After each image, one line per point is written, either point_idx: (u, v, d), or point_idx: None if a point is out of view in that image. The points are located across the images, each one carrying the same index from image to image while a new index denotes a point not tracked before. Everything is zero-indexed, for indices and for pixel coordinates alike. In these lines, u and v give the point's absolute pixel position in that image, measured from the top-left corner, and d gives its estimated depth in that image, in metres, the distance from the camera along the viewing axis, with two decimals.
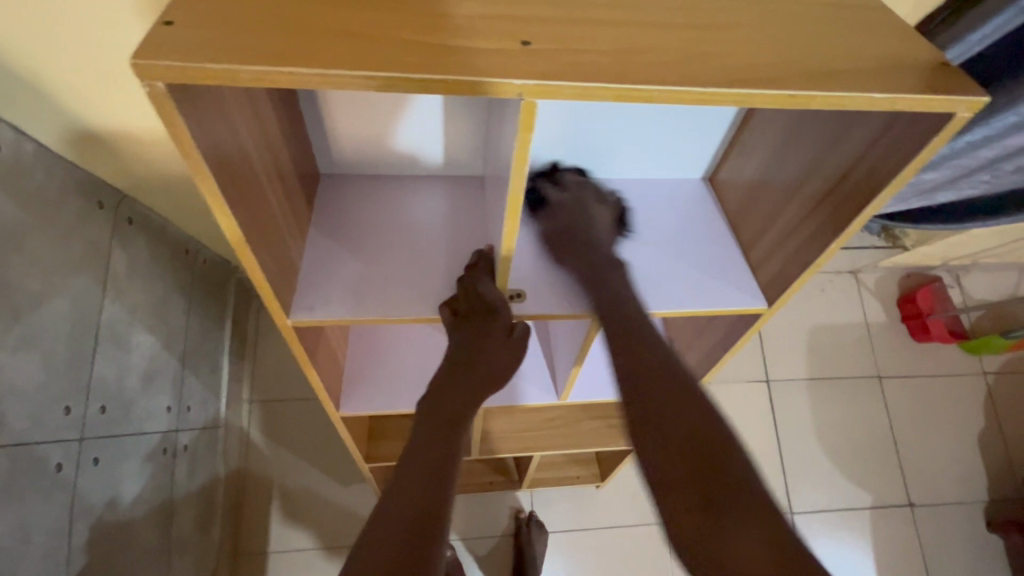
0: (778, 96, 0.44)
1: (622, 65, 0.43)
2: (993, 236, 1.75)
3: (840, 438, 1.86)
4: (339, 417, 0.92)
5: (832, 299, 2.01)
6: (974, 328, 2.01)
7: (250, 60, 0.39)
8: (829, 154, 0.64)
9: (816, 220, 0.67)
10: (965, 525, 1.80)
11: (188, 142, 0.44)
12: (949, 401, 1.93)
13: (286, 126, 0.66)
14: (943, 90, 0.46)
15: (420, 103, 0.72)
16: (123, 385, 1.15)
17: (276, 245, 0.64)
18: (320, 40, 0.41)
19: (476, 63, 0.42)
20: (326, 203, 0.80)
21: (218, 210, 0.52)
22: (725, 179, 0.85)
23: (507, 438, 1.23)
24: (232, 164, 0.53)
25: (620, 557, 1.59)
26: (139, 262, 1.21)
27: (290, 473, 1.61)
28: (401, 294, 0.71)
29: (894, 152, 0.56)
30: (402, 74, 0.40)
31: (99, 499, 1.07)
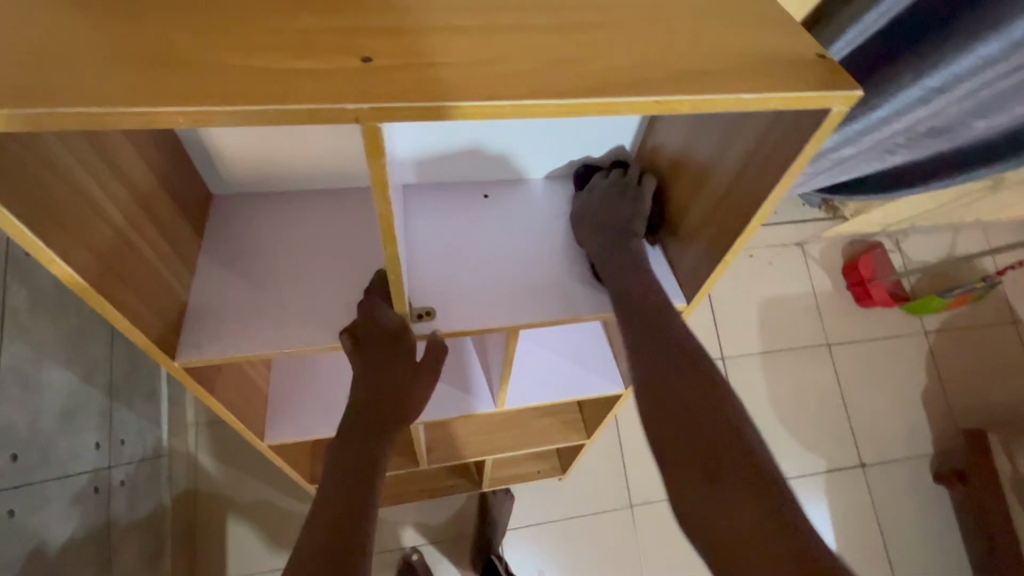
0: (643, 103, 0.42)
1: (471, 80, 0.40)
2: (925, 200, 1.79)
3: (794, 407, 1.91)
4: (264, 446, 0.88)
5: (780, 272, 2.04)
6: (915, 289, 2.07)
7: (32, 102, 0.34)
8: (728, 149, 0.63)
9: (722, 215, 0.66)
10: (915, 480, 1.88)
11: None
12: (894, 362, 2.00)
13: (151, 154, 0.61)
14: (816, 87, 0.44)
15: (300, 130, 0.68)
16: (37, 429, 1.07)
17: (149, 286, 0.59)
18: (123, 71, 0.37)
19: (305, 88, 0.38)
20: (221, 227, 0.75)
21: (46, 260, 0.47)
22: (641, 172, 0.83)
23: (457, 445, 1.21)
24: (62, 207, 0.48)
25: (587, 545, 1.60)
26: (44, 294, 1.12)
27: (244, 494, 1.56)
28: (298, 324, 0.67)
29: (784, 146, 0.54)
30: (217, 107, 0.36)
31: (21, 550, 1.01)
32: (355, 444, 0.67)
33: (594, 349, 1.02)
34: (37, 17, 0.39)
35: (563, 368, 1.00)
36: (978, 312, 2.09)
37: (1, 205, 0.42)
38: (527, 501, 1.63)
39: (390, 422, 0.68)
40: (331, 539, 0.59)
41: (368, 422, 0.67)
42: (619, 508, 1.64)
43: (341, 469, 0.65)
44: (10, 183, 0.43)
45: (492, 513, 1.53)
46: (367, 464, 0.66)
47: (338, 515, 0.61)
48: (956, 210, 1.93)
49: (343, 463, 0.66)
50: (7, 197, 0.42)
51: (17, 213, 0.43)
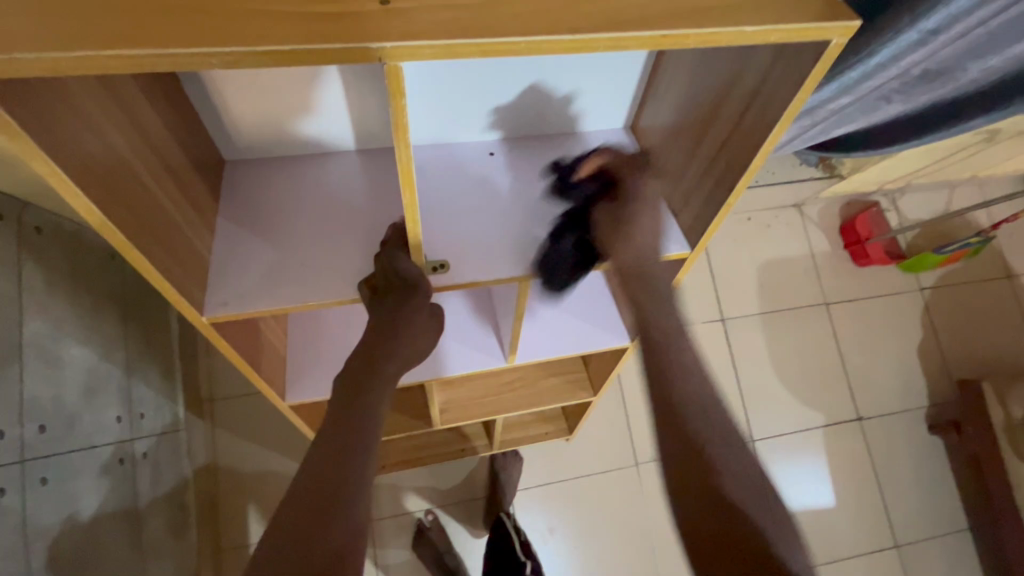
0: (649, 38, 0.43)
1: (486, 19, 0.42)
2: (921, 156, 1.81)
3: (793, 365, 1.96)
4: (285, 405, 0.91)
5: (778, 234, 2.07)
6: (911, 247, 2.10)
7: (76, 44, 0.36)
8: (731, 93, 0.64)
9: (724, 160, 0.68)
10: (909, 431, 1.94)
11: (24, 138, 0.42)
12: (890, 319, 2.04)
13: (167, 112, 0.62)
14: (814, 19, 0.46)
15: (325, 99, 0.70)
16: (62, 403, 1.10)
17: (173, 239, 0.61)
18: (156, 15, 0.38)
19: (328, 29, 0.39)
20: (235, 191, 0.77)
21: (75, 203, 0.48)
22: (643, 125, 0.85)
23: (468, 405, 1.25)
24: (91, 157, 0.49)
25: (595, 502, 1.66)
26: (58, 271, 1.14)
27: (262, 464, 1.61)
28: (317, 280, 0.70)
29: (782, 86, 0.56)
30: (250, 47, 0.38)
31: (57, 516, 1.05)
32: (352, 386, 0.67)
33: (600, 306, 1.05)
34: None
35: (570, 324, 1.03)
36: (973, 266, 2.12)
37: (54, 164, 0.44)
38: (536, 462, 1.68)
39: (389, 365, 0.68)
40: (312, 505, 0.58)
41: (368, 365, 0.68)
42: (626, 466, 1.70)
43: (336, 412, 0.65)
44: (49, 131, 0.44)
45: (503, 474, 1.57)
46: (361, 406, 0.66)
47: (329, 454, 0.61)
48: (951, 165, 1.95)
49: (338, 406, 0.66)
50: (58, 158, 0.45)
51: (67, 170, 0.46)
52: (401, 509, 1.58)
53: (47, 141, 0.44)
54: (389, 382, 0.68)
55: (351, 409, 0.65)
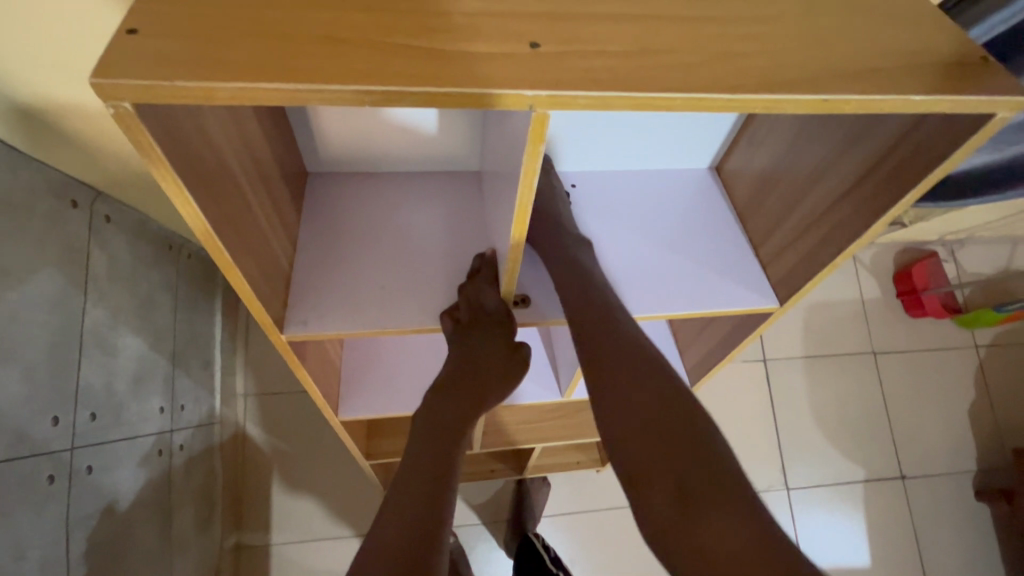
0: (809, 101, 0.41)
1: (637, 70, 0.39)
2: (991, 210, 1.73)
3: (835, 414, 1.88)
4: (338, 421, 0.90)
5: (829, 277, 2.00)
6: (969, 302, 2.01)
7: (228, 74, 0.35)
8: (848, 151, 0.61)
9: (832, 218, 0.64)
10: (953, 496, 1.85)
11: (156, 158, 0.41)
12: (941, 375, 1.96)
13: (269, 127, 0.62)
14: (985, 91, 0.42)
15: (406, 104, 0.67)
16: (112, 391, 1.11)
17: (264, 256, 0.60)
18: (308, 48, 0.37)
19: (481, 72, 0.37)
20: (317, 204, 0.76)
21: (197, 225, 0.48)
22: (731, 169, 0.82)
23: (509, 431, 1.22)
24: (211, 177, 0.49)
25: (622, 538, 1.62)
26: (121, 261, 1.16)
27: (289, 465, 1.61)
28: (396, 305, 0.68)
29: (918, 151, 0.53)
30: (400, 87, 0.36)
31: (97, 505, 1.05)
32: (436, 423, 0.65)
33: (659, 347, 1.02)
34: None
35: None
36: None
37: (180, 181, 0.43)
38: (564, 490, 1.64)
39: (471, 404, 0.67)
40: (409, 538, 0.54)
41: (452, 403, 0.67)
42: None
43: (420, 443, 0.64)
44: (178, 150, 0.43)
45: (531, 500, 1.54)
46: (449, 445, 0.64)
47: (416, 493, 0.58)
48: (1021, 221, 1.86)
49: (421, 443, 0.64)
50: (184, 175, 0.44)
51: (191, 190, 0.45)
52: None
53: (177, 160, 0.43)
54: (470, 416, 0.66)
55: (436, 446, 0.63)
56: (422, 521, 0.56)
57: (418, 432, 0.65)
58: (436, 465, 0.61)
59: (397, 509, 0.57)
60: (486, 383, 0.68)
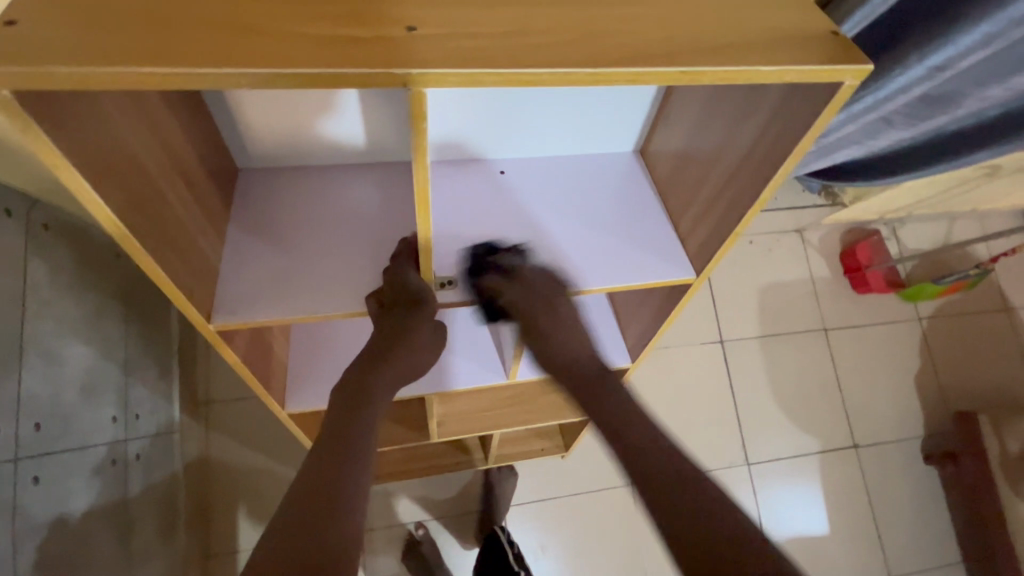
0: (670, 73, 0.44)
1: (507, 49, 0.42)
2: (923, 187, 1.83)
3: (790, 390, 1.96)
4: (284, 414, 0.91)
5: (779, 258, 2.08)
6: (910, 276, 2.12)
7: (106, 60, 0.37)
8: (742, 126, 0.66)
9: (734, 190, 0.69)
10: (904, 461, 1.94)
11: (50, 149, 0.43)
12: (889, 348, 2.05)
13: (187, 122, 0.63)
14: (829, 61, 0.47)
15: (340, 102, 0.69)
16: (58, 401, 1.10)
17: (187, 248, 0.62)
18: (188, 35, 0.39)
19: (356, 53, 0.40)
20: (248, 199, 0.78)
21: (96, 209, 0.49)
22: (652, 151, 0.86)
23: (465, 419, 1.24)
24: (117, 167, 0.51)
25: (588, 521, 1.65)
26: (63, 271, 1.14)
27: (255, 470, 1.60)
28: (324, 291, 0.70)
29: (793, 123, 0.58)
30: (277, 69, 0.38)
31: (46, 516, 1.04)
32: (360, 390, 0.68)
33: (601, 327, 1.05)
34: None
35: None
36: (970, 298, 2.13)
37: (71, 165, 0.44)
38: (530, 477, 1.67)
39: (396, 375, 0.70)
40: (321, 484, 0.58)
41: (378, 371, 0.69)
42: (622, 484, 1.70)
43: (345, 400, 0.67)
44: (72, 136, 0.45)
45: (497, 489, 1.56)
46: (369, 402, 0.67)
47: (333, 446, 0.62)
48: (953, 197, 1.97)
49: (342, 408, 0.66)
50: (76, 159, 0.45)
51: (85, 174, 0.46)
52: (392, 520, 1.56)
53: (70, 145, 0.44)
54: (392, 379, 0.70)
55: (357, 413, 0.66)
56: (334, 471, 0.60)
57: (342, 390, 0.68)
58: (355, 420, 0.65)
59: (317, 459, 0.61)
60: (409, 352, 0.71)
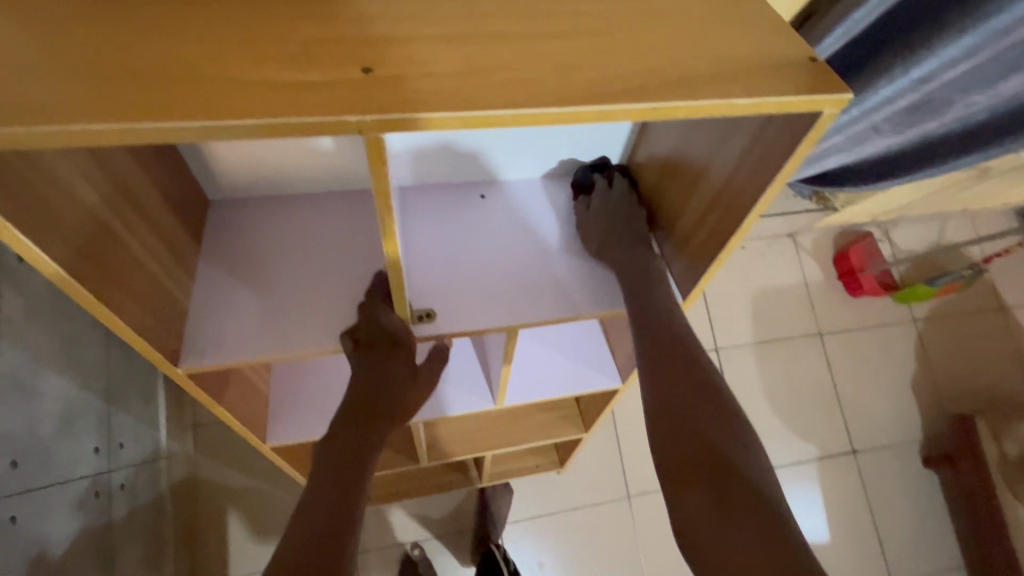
0: (642, 109, 0.42)
1: (470, 89, 0.40)
2: (914, 190, 1.82)
3: (787, 397, 1.94)
4: (266, 448, 0.88)
5: (772, 263, 2.07)
6: (904, 278, 2.11)
7: (37, 118, 0.35)
8: (724, 149, 0.64)
9: (719, 213, 0.67)
10: (904, 465, 1.92)
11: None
12: (884, 351, 2.04)
13: (149, 160, 0.62)
14: (808, 91, 0.45)
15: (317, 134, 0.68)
16: (35, 436, 1.07)
17: (149, 291, 0.60)
18: (128, 86, 0.37)
19: (308, 100, 0.38)
20: (220, 232, 0.75)
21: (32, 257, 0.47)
22: (636, 170, 0.84)
23: (456, 441, 1.22)
24: (60, 215, 0.49)
25: (586, 537, 1.63)
26: (38, 302, 1.12)
27: (244, 495, 1.57)
28: (298, 329, 0.68)
29: (778, 146, 0.56)
30: (221, 120, 0.36)
31: (24, 556, 1.01)
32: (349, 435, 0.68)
33: (590, 346, 1.03)
34: (36, 35, 0.38)
35: (560, 364, 1.01)
36: (964, 298, 2.12)
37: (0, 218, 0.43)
38: (526, 494, 1.65)
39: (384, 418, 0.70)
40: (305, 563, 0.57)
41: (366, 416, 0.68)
42: (619, 498, 1.67)
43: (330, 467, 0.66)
44: (7, 189, 0.44)
45: (492, 507, 1.54)
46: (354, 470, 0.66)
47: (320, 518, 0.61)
48: (944, 198, 1.96)
49: (332, 454, 0.67)
50: (8, 211, 0.44)
51: (17, 225, 0.45)
52: (386, 543, 1.54)
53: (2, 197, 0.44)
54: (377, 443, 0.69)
55: (345, 460, 0.66)
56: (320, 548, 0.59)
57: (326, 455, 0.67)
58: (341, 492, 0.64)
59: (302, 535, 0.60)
60: (397, 396, 0.69)
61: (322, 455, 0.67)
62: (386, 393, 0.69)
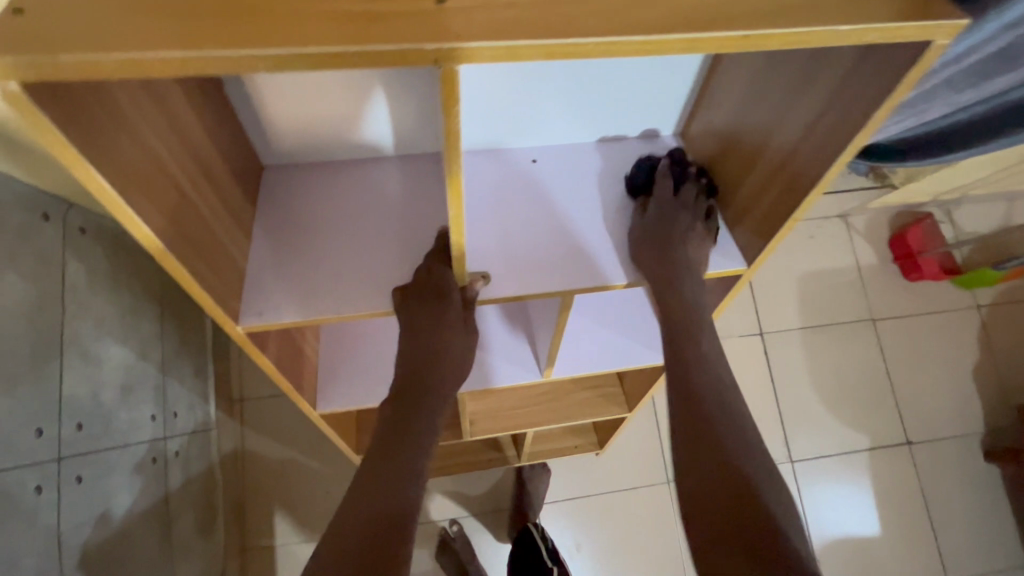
0: (730, 39, 0.39)
1: (548, 18, 0.38)
2: (984, 165, 1.70)
3: (836, 384, 1.86)
4: (316, 414, 0.89)
5: (822, 245, 1.97)
6: (967, 262, 1.98)
7: (118, 46, 0.35)
8: (803, 100, 0.60)
9: (791, 171, 0.63)
10: (962, 459, 1.82)
11: (63, 143, 0.40)
12: (943, 338, 1.93)
13: (208, 116, 0.61)
14: (916, 18, 0.41)
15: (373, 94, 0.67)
16: (98, 402, 1.11)
17: (213, 251, 0.60)
18: (202, 17, 0.36)
19: (380, 30, 0.36)
20: (274, 197, 0.76)
21: (119, 213, 0.47)
22: (695, 133, 0.80)
23: (498, 418, 1.21)
24: (139, 168, 0.49)
25: (625, 520, 1.60)
26: (100, 274, 1.16)
27: (289, 466, 1.61)
28: (353, 291, 0.68)
29: (867, 89, 0.52)
30: (295, 49, 0.35)
31: (91, 513, 1.06)
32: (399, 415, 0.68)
33: (639, 321, 1.01)
34: None
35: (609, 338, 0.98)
36: None
37: (92, 167, 0.42)
38: (564, 475, 1.63)
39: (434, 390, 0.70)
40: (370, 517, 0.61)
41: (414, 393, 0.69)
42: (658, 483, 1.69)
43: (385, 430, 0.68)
44: (94, 138, 0.43)
45: (530, 486, 1.53)
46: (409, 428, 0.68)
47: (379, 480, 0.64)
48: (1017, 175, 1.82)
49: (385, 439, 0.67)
50: (95, 159, 0.43)
51: (107, 178, 0.44)
52: (425, 517, 1.55)
53: (90, 147, 0.43)
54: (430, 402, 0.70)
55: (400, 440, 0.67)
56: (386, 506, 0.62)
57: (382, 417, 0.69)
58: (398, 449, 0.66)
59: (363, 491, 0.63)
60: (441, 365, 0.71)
61: (376, 435, 0.68)
62: (429, 361, 0.70)
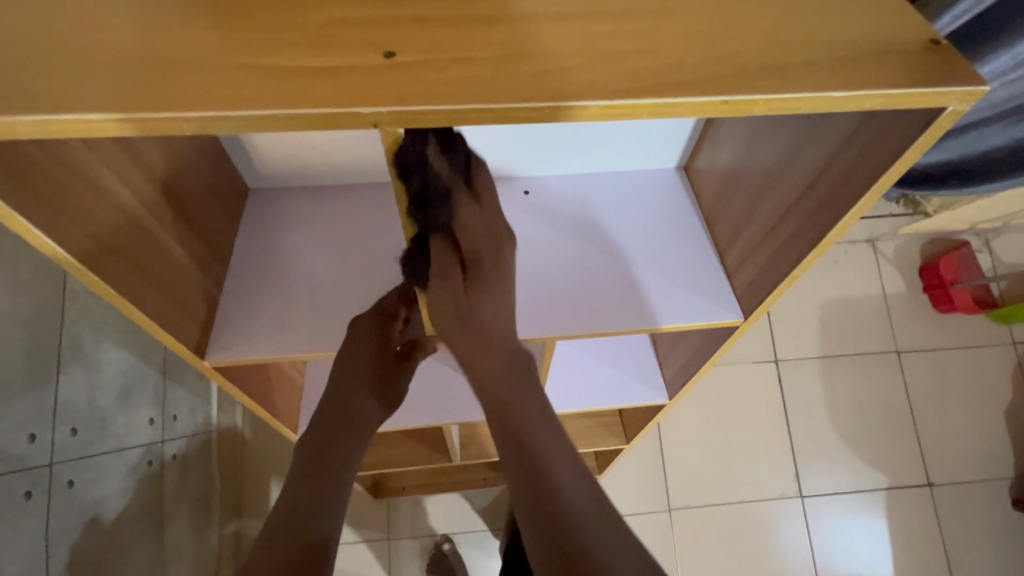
0: (708, 104, 0.35)
1: (505, 76, 0.35)
2: None
3: (853, 417, 1.77)
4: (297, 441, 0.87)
5: (845, 271, 1.88)
6: (1004, 295, 1.86)
7: (43, 105, 0.33)
8: (808, 146, 0.55)
9: (793, 222, 0.58)
10: (988, 506, 1.70)
11: None
12: (973, 374, 1.81)
13: (179, 145, 0.61)
14: (920, 83, 0.36)
15: None
16: (95, 406, 1.13)
17: (177, 282, 0.60)
18: (131, 73, 0.34)
19: (317, 89, 0.34)
20: (256, 221, 0.74)
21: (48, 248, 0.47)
22: (699, 169, 0.76)
23: (488, 443, 1.18)
24: (80, 206, 0.49)
25: None
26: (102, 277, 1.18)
27: None
28: (325, 326, 0.65)
29: (878, 146, 0.47)
30: (222, 110, 0.33)
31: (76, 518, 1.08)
32: (315, 450, 0.63)
33: (636, 356, 0.96)
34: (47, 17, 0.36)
35: (607, 375, 0.95)
36: None
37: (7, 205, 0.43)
38: None
39: (356, 422, 0.65)
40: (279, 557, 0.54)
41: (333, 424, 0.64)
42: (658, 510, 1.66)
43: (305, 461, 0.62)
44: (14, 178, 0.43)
45: None
46: (332, 461, 0.63)
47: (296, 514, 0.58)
48: None
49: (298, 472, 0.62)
50: (13, 196, 0.43)
51: (27, 213, 0.44)
52: (417, 533, 1.52)
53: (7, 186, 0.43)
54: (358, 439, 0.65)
55: (317, 475, 0.61)
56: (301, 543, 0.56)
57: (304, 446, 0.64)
58: (314, 485, 0.61)
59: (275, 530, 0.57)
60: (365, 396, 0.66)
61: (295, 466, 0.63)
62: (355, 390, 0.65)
